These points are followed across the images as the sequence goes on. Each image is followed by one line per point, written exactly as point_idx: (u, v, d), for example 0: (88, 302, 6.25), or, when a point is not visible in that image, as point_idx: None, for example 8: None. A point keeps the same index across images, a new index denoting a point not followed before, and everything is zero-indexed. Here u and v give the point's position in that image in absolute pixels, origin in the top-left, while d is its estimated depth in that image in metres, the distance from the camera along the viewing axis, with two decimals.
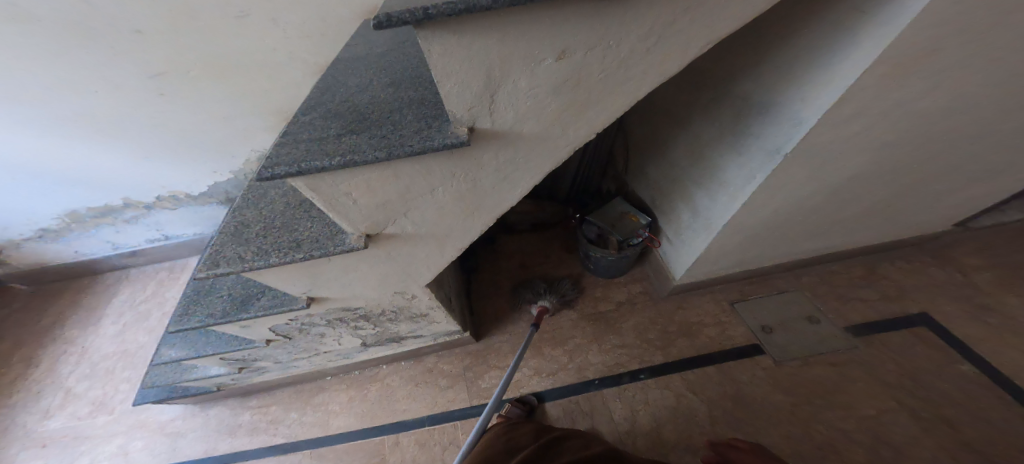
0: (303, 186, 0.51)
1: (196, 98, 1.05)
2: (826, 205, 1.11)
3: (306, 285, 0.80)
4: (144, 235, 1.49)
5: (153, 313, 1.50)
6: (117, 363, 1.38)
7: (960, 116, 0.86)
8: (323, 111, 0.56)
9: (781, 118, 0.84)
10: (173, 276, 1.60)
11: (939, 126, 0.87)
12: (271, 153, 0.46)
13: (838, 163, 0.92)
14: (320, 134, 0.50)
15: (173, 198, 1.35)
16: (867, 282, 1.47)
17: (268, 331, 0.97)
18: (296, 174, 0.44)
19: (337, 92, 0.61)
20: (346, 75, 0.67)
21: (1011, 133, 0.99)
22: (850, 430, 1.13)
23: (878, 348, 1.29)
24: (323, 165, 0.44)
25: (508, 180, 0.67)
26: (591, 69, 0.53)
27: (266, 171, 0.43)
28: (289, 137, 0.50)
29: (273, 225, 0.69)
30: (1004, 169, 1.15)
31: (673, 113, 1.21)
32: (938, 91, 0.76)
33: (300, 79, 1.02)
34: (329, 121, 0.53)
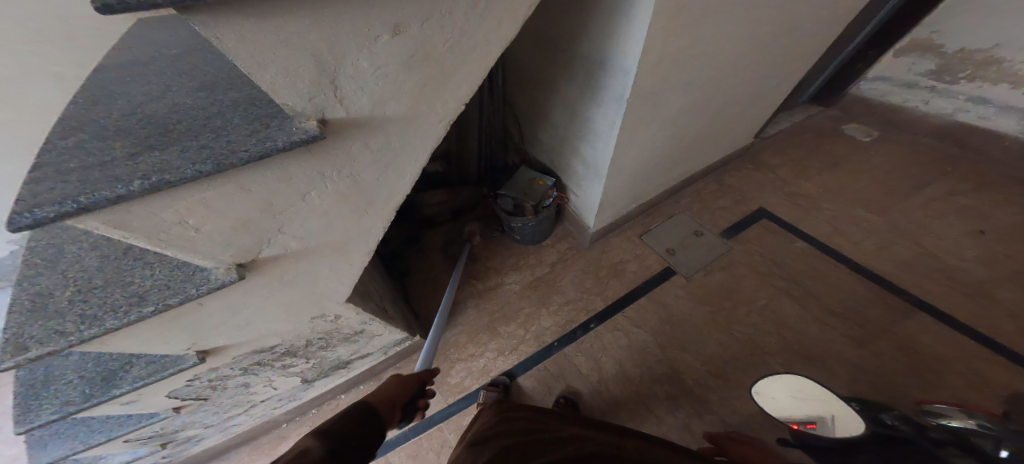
0: (101, 224, 0.43)
1: None
2: (686, 129, 1.25)
3: (188, 342, 0.73)
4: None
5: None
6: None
7: (754, 33, 1.01)
8: (100, 133, 0.46)
9: (614, 68, 0.89)
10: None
11: (740, 47, 1.03)
12: (25, 193, 0.36)
13: (681, 91, 1.02)
14: (99, 160, 0.41)
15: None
16: (732, 193, 1.71)
17: (168, 399, 0.89)
18: (80, 212, 0.36)
19: (118, 109, 0.50)
20: (129, 86, 0.54)
21: (790, 44, 1.20)
22: (760, 321, 1.34)
23: (752, 244, 1.53)
24: (116, 193, 0.37)
25: (389, 168, 0.65)
26: (434, 41, 0.51)
27: (23, 219, 0.33)
28: (46, 171, 0.40)
29: (92, 282, 0.55)
30: (792, 76, 1.40)
31: (538, 77, 1.22)
32: (732, 12, 0.87)
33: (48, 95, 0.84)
34: (114, 144, 0.44)
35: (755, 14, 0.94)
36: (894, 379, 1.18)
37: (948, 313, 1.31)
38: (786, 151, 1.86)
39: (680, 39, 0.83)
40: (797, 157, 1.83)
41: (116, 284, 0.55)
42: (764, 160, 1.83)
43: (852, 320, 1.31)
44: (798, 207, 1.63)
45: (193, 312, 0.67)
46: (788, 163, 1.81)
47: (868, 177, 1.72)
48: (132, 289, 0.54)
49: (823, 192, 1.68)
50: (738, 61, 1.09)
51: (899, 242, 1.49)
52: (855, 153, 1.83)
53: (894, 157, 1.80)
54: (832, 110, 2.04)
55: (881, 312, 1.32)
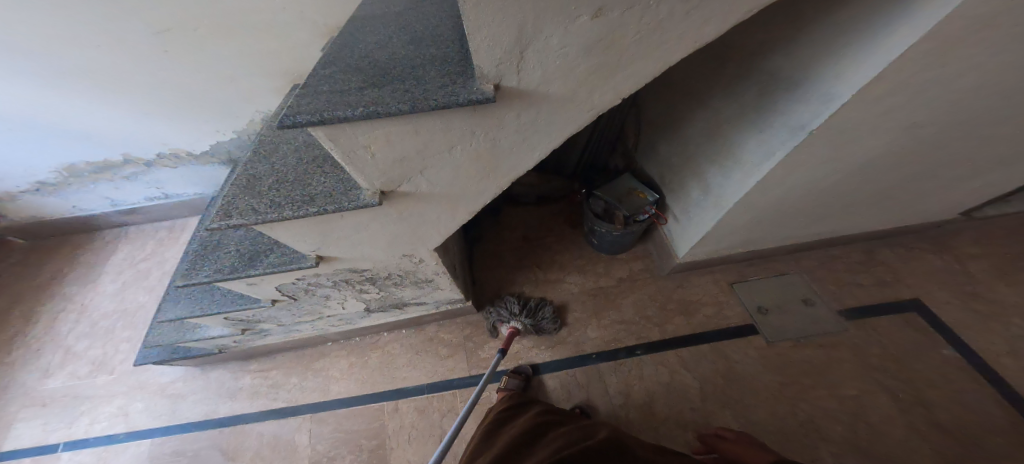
0: (324, 136, 0.51)
1: (196, 59, 1.05)
2: (838, 187, 1.09)
3: (314, 244, 0.84)
4: (142, 193, 1.53)
5: (152, 272, 1.59)
6: (118, 322, 1.48)
7: (990, 101, 0.83)
8: (345, 65, 0.55)
9: (810, 95, 0.81)
10: (172, 236, 1.68)
11: (961, 113, 0.85)
12: (293, 101, 0.46)
13: (857, 144, 0.89)
14: (341, 87, 0.50)
15: (174, 157, 1.36)
16: (868, 268, 1.48)
17: (276, 290, 1.04)
18: (316, 123, 0.45)
19: (355, 48, 0.59)
20: (364, 30, 0.64)
21: None
22: (834, 408, 1.18)
23: (867, 331, 1.33)
24: (344, 114, 0.45)
25: (528, 143, 0.68)
26: (626, 29, 0.51)
27: (287, 119, 0.44)
28: (309, 87, 0.49)
29: (287, 177, 0.66)
30: (1012, 161, 1.13)
31: (693, 89, 1.16)
32: (975, 73, 0.72)
33: (307, 40, 1.04)
34: (350, 76, 0.52)
35: (1008, 76, 0.75)
36: None
37: None
38: (953, 241, 1.54)
39: (893, 84, 0.71)
40: (967, 253, 1.51)
41: (301, 183, 0.65)
42: (920, 245, 1.54)
43: (959, 449, 1.08)
44: (941, 309, 1.37)
45: (323, 223, 0.77)
46: (951, 256, 1.51)
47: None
48: (309, 190, 0.64)
49: (984, 302, 1.38)
50: (954, 122, 0.89)
51: None
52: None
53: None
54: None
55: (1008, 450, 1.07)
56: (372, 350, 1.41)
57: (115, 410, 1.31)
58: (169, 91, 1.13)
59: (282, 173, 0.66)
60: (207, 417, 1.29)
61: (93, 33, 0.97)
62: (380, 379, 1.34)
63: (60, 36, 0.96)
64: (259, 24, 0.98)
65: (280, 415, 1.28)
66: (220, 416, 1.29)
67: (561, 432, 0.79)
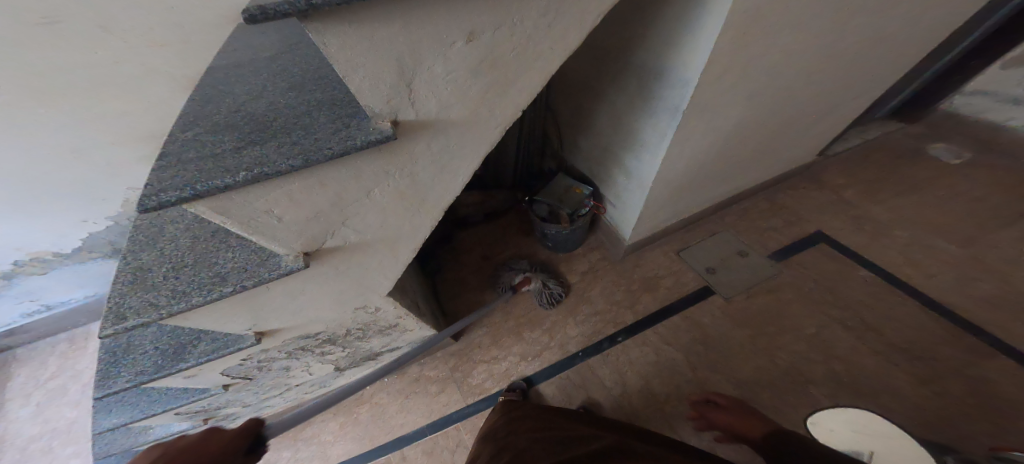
0: (209, 211, 0.48)
1: (16, 137, 0.85)
2: (736, 145, 1.21)
3: (249, 322, 0.77)
4: (16, 310, 1.33)
5: (70, 387, 1.39)
6: (51, 440, 1.28)
7: (819, 54, 0.99)
8: (212, 128, 0.51)
9: (672, 80, 0.90)
10: (75, 347, 1.47)
11: (804, 66, 1.00)
12: (153, 178, 0.42)
13: (735, 107, 1.01)
14: (211, 151, 0.47)
15: (37, 261, 1.18)
16: (773, 214, 1.63)
17: (221, 376, 0.94)
18: (193, 198, 0.41)
19: (223, 104, 0.56)
20: (233, 85, 0.60)
21: (865, 63, 1.16)
22: (806, 352, 1.26)
23: (798, 269, 1.46)
24: (226, 182, 0.42)
25: (446, 170, 0.68)
26: (502, 48, 0.53)
27: (150, 200, 0.39)
28: (171, 158, 0.45)
29: (182, 261, 0.60)
30: (856, 96, 1.34)
31: (588, 85, 1.23)
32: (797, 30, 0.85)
33: (168, 95, 0.87)
34: (221, 137, 0.49)
35: (826, 30, 0.91)
36: (952, 431, 1.08)
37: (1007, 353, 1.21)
38: (839, 170, 1.77)
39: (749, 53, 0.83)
40: (852, 179, 1.73)
41: (203, 264, 0.60)
42: (816, 180, 1.74)
43: (922, 368, 1.20)
44: (850, 232, 1.55)
45: (252, 297, 0.71)
46: (843, 183, 1.72)
47: (927, 204, 1.62)
48: (216, 268, 0.59)
49: (880, 218, 1.59)
50: (805, 75, 1.05)
51: (971, 277, 1.38)
52: (920, 180, 1.71)
53: (963, 186, 1.67)
54: (915, 128, 1.94)
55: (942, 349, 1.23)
56: (361, 404, 1.32)
57: None
58: (5, 184, 0.93)
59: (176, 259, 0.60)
60: None
61: None
62: (378, 432, 1.25)
63: None
64: (102, 87, 0.81)
65: None
66: None
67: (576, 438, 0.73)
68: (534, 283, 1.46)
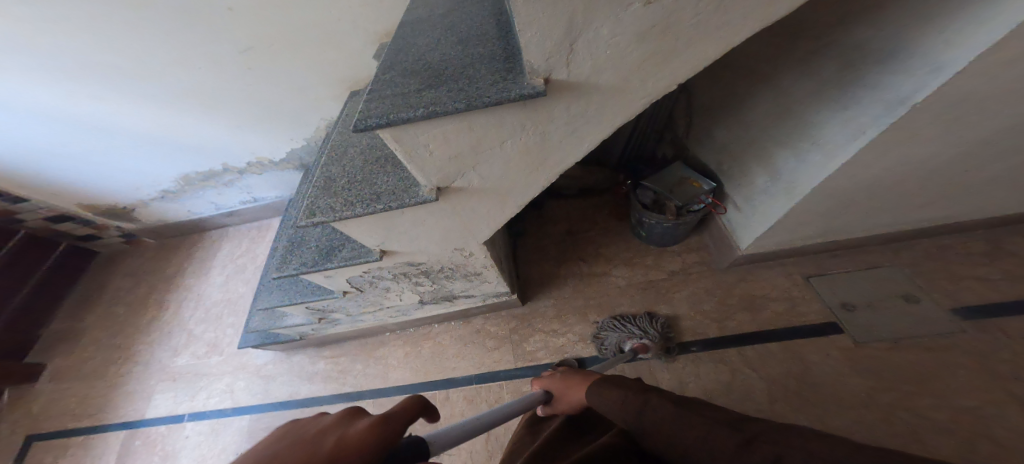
0: (391, 137, 0.56)
1: (272, 72, 1.21)
2: (931, 170, 0.97)
3: (380, 238, 0.90)
4: (237, 198, 1.75)
5: (249, 266, 1.79)
6: (226, 309, 1.69)
7: None
8: (400, 70, 0.59)
9: (906, 65, 0.73)
10: (262, 233, 1.87)
11: None
12: (364, 108, 0.51)
13: (950, 122, 0.80)
14: (402, 90, 0.54)
15: (259, 164, 1.56)
16: (991, 260, 1.28)
17: (346, 282, 1.13)
18: (385, 126, 0.49)
19: (407, 52, 0.63)
20: (412, 35, 0.68)
21: None
22: (944, 420, 1.03)
23: (991, 331, 1.15)
24: (410, 115, 0.49)
25: (577, 135, 0.68)
26: (682, 14, 0.50)
27: (360, 123, 0.49)
28: (375, 94, 0.54)
29: (355, 177, 0.73)
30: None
31: (755, 69, 1.10)
32: None
33: (361, 47, 1.15)
34: (408, 79, 0.56)
35: None
36: None
37: None
38: None
39: (987, 60, 0.64)
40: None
41: (368, 183, 0.71)
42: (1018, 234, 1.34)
43: None
44: None
45: (388, 218, 0.83)
46: None
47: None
48: (375, 189, 0.69)
49: None
50: None
51: None
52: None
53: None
54: None
55: None
56: (425, 340, 1.49)
57: (225, 386, 1.50)
58: (255, 105, 1.32)
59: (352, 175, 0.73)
60: (292, 397, 1.43)
61: (200, 60, 1.16)
62: (433, 369, 1.41)
63: (168, 60, 1.15)
64: (321, 36, 1.12)
65: (346, 398, 1.39)
66: (302, 397, 1.43)
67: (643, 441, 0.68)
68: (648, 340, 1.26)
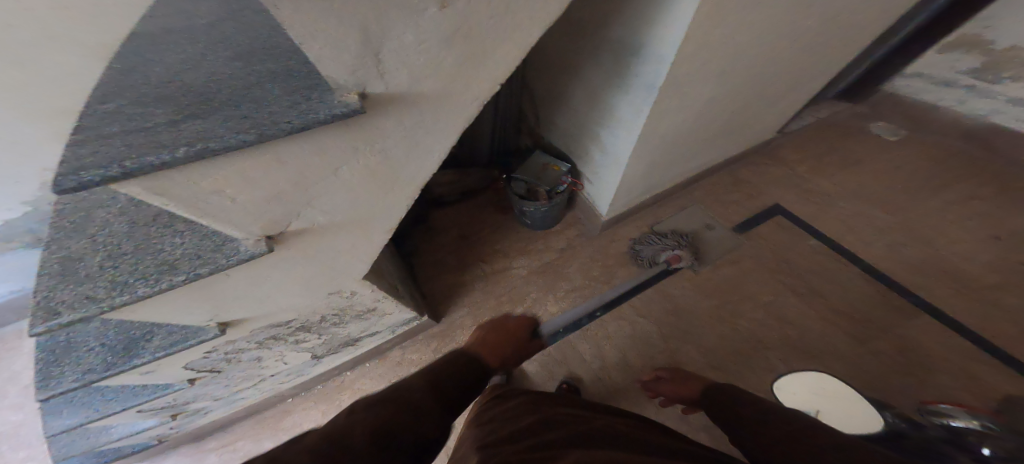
0: (145, 191, 0.43)
1: None
2: (709, 119, 1.24)
3: (209, 313, 0.73)
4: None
5: (7, 390, 1.29)
6: None
7: (785, 33, 1.02)
8: (134, 95, 0.45)
9: (649, 57, 0.90)
10: (6, 348, 1.37)
11: (771, 45, 1.03)
12: (69, 156, 0.37)
13: (707, 85, 1.03)
14: (141, 125, 0.41)
15: None
16: (737, 187, 1.70)
17: (185, 370, 0.90)
18: (121, 177, 0.36)
19: (143, 66, 0.47)
20: (147, 34, 0.51)
21: (829, 40, 1.21)
22: (761, 317, 1.34)
23: (763, 241, 1.52)
24: (160, 159, 0.37)
25: (420, 145, 0.65)
26: (478, 16, 0.51)
27: (66, 180, 0.34)
28: (92, 136, 0.40)
29: (119, 247, 0.54)
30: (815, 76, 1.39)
31: (562, 62, 1.21)
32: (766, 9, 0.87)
33: None
34: (154, 110, 0.43)
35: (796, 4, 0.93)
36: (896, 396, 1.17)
37: (941, 314, 1.32)
38: (801, 146, 1.86)
39: (711, 37, 0.84)
40: (800, 156, 1.81)
41: (146, 250, 0.54)
42: (768, 156, 1.81)
43: (866, 326, 1.30)
44: (809, 203, 1.64)
45: (212, 284, 0.66)
46: (803, 157, 1.81)
47: (867, 179, 1.72)
48: (163, 256, 0.54)
49: (837, 188, 1.69)
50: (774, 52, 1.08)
51: (914, 242, 1.50)
52: (859, 156, 1.80)
53: (894, 162, 1.78)
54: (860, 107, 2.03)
55: (874, 317, 1.32)
56: (342, 391, 1.30)
57: None
58: None
59: (112, 245, 0.53)
60: None
61: None
62: None
63: None
64: None
65: None
66: None
67: (565, 420, 0.67)
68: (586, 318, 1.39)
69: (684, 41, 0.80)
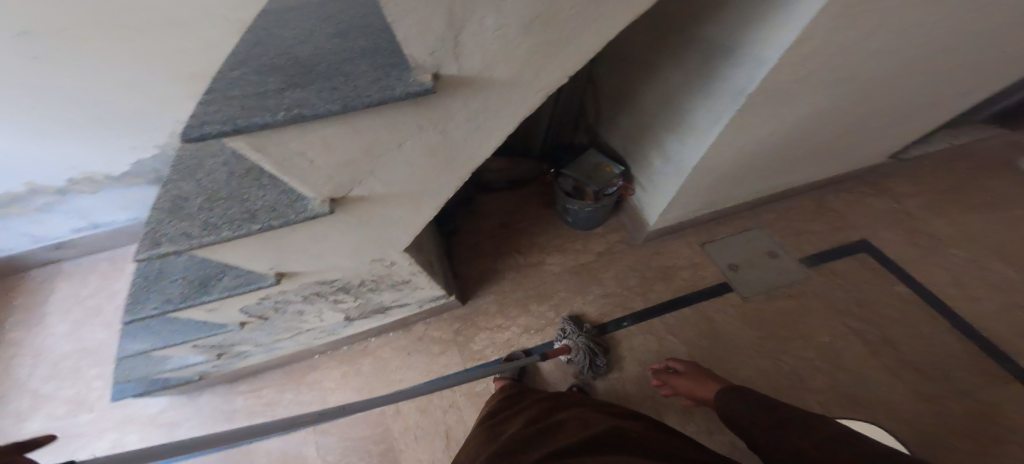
0: (247, 146, 0.47)
1: (82, 64, 0.90)
2: (789, 140, 1.14)
3: (273, 260, 0.78)
4: (66, 224, 1.41)
5: (105, 307, 1.49)
6: (82, 360, 1.38)
7: (903, 55, 0.90)
8: (255, 66, 0.51)
9: (744, 62, 0.84)
10: (115, 267, 1.57)
11: (880, 68, 0.92)
12: (198, 110, 0.41)
13: (793, 104, 0.95)
14: (254, 91, 0.46)
15: (88, 180, 1.24)
16: (819, 217, 1.56)
17: (240, 313, 0.98)
18: (233, 132, 0.40)
19: (267, 45, 0.54)
20: (278, 25, 0.59)
21: (968, 63, 1.04)
22: (812, 358, 1.24)
23: (831, 277, 1.40)
24: (264, 120, 0.41)
25: (482, 130, 0.66)
26: (562, 6, 0.50)
27: (194, 131, 0.39)
28: (215, 94, 0.45)
29: (217, 192, 0.60)
30: (922, 109, 1.23)
31: (640, 60, 1.17)
32: (887, 27, 0.77)
33: (219, 39, 0.89)
34: (265, 77, 0.48)
35: (925, 25, 0.81)
36: None
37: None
38: (893, 182, 1.65)
39: (812, 52, 0.77)
40: (881, 191, 1.62)
41: (239, 198, 0.60)
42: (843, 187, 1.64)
43: (932, 391, 1.16)
44: (886, 246, 1.47)
45: (279, 238, 0.71)
46: (891, 194, 1.62)
47: (960, 227, 1.51)
48: (246, 206, 0.59)
49: (924, 234, 1.50)
50: (885, 74, 0.96)
51: (1012, 309, 1.30)
52: (958, 201, 1.58)
53: (997, 211, 1.55)
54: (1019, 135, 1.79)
55: (962, 376, 1.18)
56: (364, 356, 1.37)
57: (110, 444, 1.23)
58: (73, 108, 1.00)
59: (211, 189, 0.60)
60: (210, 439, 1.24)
61: None
62: (377, 385, 1.31)
63: None
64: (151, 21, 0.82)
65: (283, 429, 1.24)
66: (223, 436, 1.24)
67: (570, 428, 0.67)
68: (574, 355, 1.25)
69: (788, 50, 0.74)
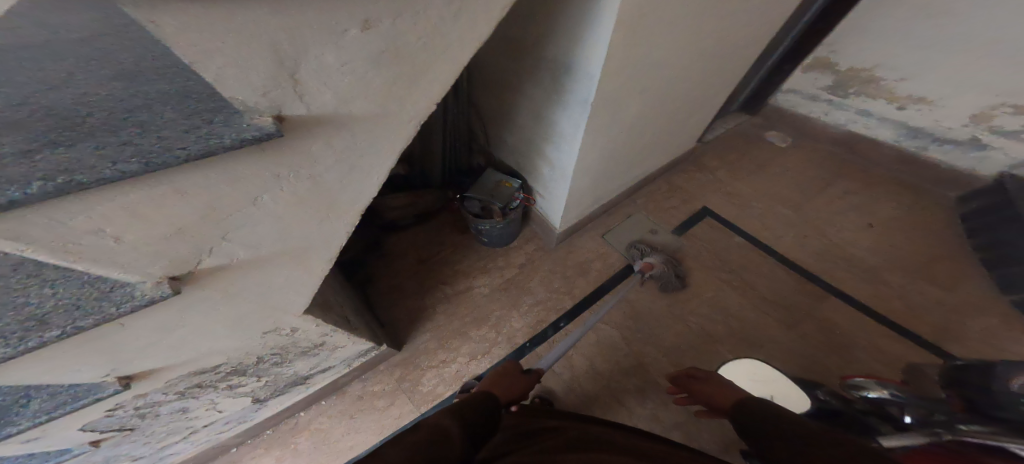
0: (1, 234, 0.36)
1: None
2: (641, 130, 1.32)
3: (108, 364, 0.63)
4: None
5: None
6: None
7: (697, 49, 1.11)
8: None
9: (579, 75, 0.95)
10: None
11: (686, 60, 1.12)
12: None
13: (635, 99, 1.10)
14: None
15: None
16: (672, 195, 1.79)
17: (81, 431, 0.77)
18: None
19: None
20: None
21: (730, 56, 1.33)
22: (712, 314, 1.41)
23: (696, 241, 1.63)
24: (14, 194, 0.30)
25: (354, 168, 0.62)
26: (407, 36, 0.51)
27: None
28: None
29: None
30: (721, 89, 1.52)
31: (504, 79, 1.23)
32: (677, 29, 0.95)
33: None
34: None
35: (701, 23, 1.01)
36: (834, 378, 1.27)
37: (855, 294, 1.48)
38: (735, 152, 2.00)
39: (630, 56, 0.91)
40: (727, 161, 1.95)
41: None
42: (698, 163, 1.93)
43: (792, 314, 1.42)
44: (744, 204, 1.77)
45: (108, 333, 0.57)
46: (731, 160, 1.96)
47: (787, 180, 1.89)
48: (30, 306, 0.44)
49: (760, 188, 1.84)
50: (689, 65, 1.17)
51: (834, 235, 1.66)
52: (774, 157, 1.98)
53: (807, 163, 1.97)
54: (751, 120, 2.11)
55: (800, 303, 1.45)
56: (299, 432, 1.20)
57: None
58: None
59: None
60: None
61: None
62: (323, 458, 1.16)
63: None
64: None
65: None
66: None
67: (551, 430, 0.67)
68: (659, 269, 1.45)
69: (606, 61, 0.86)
